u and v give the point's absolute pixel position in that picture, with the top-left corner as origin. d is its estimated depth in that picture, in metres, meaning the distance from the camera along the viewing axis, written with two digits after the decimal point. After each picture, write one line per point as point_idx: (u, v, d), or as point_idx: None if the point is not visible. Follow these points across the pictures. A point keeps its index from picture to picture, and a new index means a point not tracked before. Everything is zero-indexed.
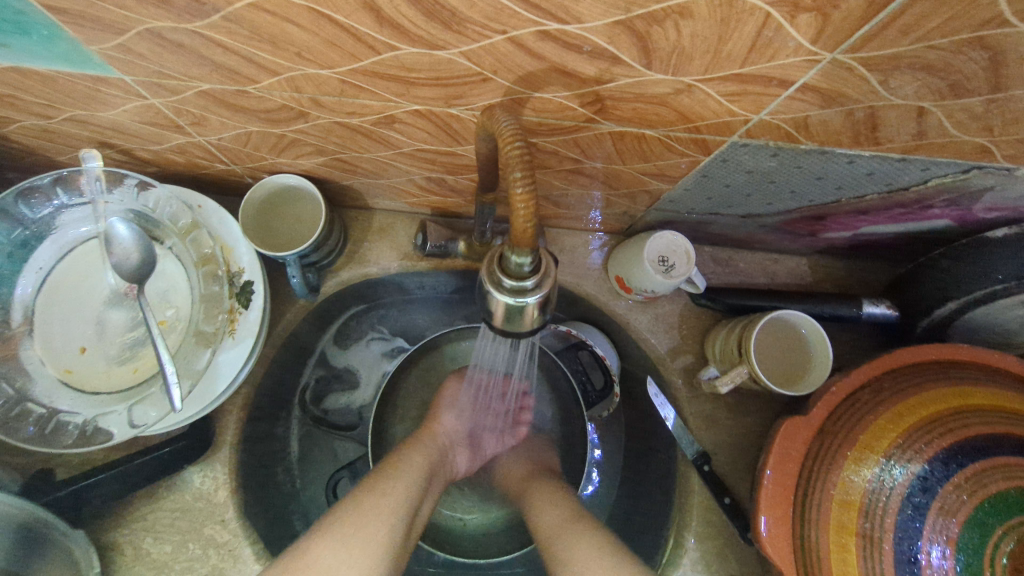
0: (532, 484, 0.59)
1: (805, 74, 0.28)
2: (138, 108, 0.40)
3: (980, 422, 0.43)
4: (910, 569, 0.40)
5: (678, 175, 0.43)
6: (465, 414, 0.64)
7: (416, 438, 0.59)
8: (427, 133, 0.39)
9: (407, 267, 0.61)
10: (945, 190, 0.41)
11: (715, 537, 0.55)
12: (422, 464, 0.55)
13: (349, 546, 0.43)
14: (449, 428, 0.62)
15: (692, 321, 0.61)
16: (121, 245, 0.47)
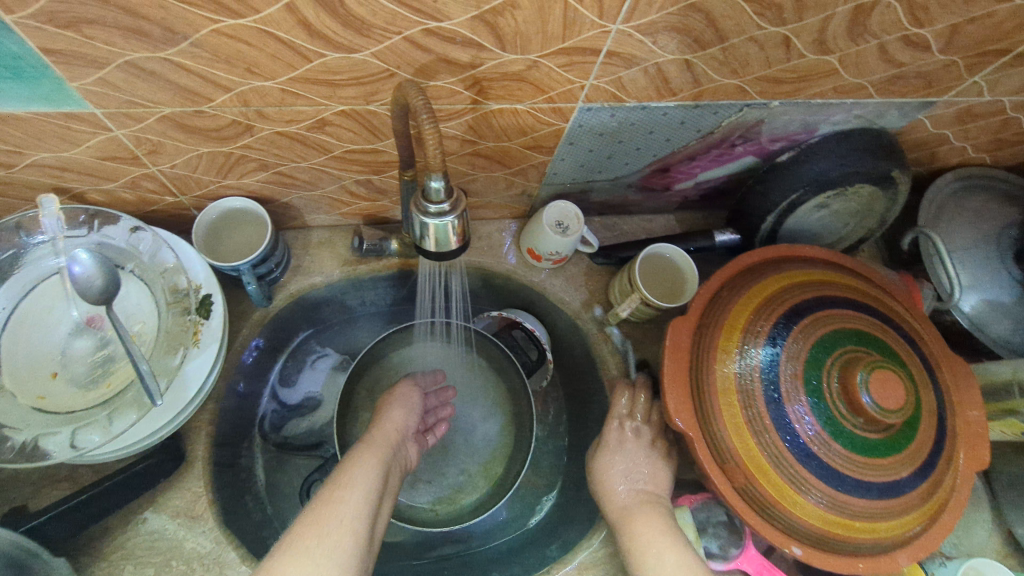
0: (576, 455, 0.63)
1: (605, 42, 0.42)
2: (101, 143, 0.47)
3: (802, 292, 0.57)
4: (778, 407, 0.52)
5: (551, 145, 0.57)
6: (409, 413, 0.66)
7: (364, 441, 0.60)
8: (352, 133, 0.50)
9: (348, 272, 0.70)
10: (736, 128, 0.57)
11: None
12: (371, 462, 0.56)
13: (315, 562, 0.44)
14: (397, 424, 0.64)
15: (596, 278, 0.74)
16: (84, 272, 0.52)
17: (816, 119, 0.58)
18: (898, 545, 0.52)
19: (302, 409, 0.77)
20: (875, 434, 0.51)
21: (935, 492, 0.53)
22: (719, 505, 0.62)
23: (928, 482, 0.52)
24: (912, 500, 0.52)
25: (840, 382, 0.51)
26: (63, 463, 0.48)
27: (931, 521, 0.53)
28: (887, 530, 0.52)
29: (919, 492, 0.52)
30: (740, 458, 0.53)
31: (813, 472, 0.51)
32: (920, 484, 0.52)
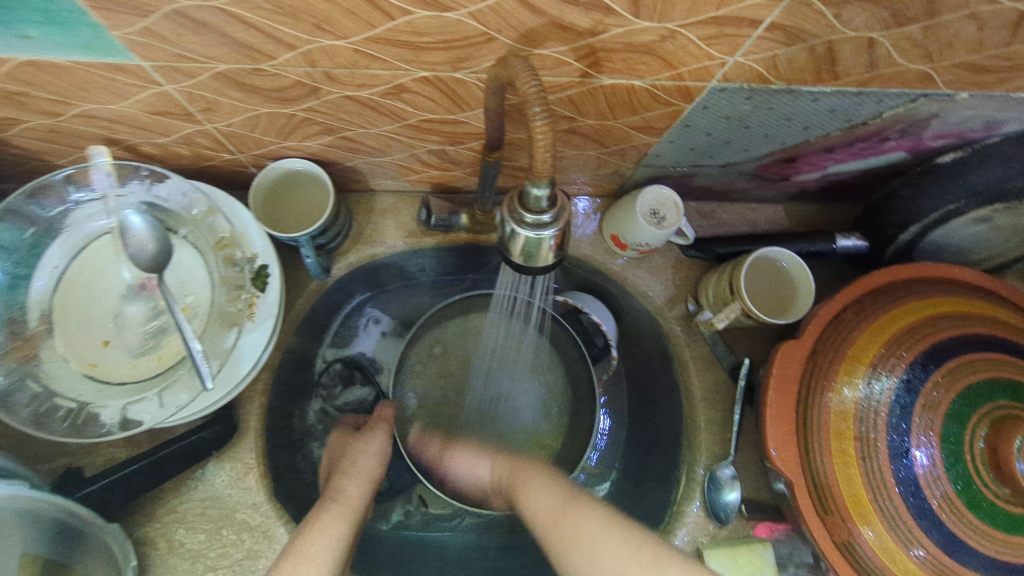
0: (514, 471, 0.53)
1: (771, 13, 0.32)
2: (151, 97, 0.41)
3: (950, 326, 0.48)
4: (903, 462, 0.45)
5: (663, 126, 0.47)
6: (383, 459, 0.57)
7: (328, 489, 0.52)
8: (433, 101, 0.42)
9: (412, 244, 0.64)
10: (898, 121, 0.46)
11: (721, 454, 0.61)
12: (337, 514, 0.48)
13: None
14: (370, 469, 0.55)
15: (685, 271, 0.66)
16: (136, 236, 0.48)
17: (1005, 115, 0.46)
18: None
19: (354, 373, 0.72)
20: (1019, 509, 0.44)
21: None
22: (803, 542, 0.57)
23: None
24: None
25: (988, 445, 0.44)
26: (116, 439, 0.46)
27: None
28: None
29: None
30: (847, 510, 0.46)
31: (938, 543, 0.44)
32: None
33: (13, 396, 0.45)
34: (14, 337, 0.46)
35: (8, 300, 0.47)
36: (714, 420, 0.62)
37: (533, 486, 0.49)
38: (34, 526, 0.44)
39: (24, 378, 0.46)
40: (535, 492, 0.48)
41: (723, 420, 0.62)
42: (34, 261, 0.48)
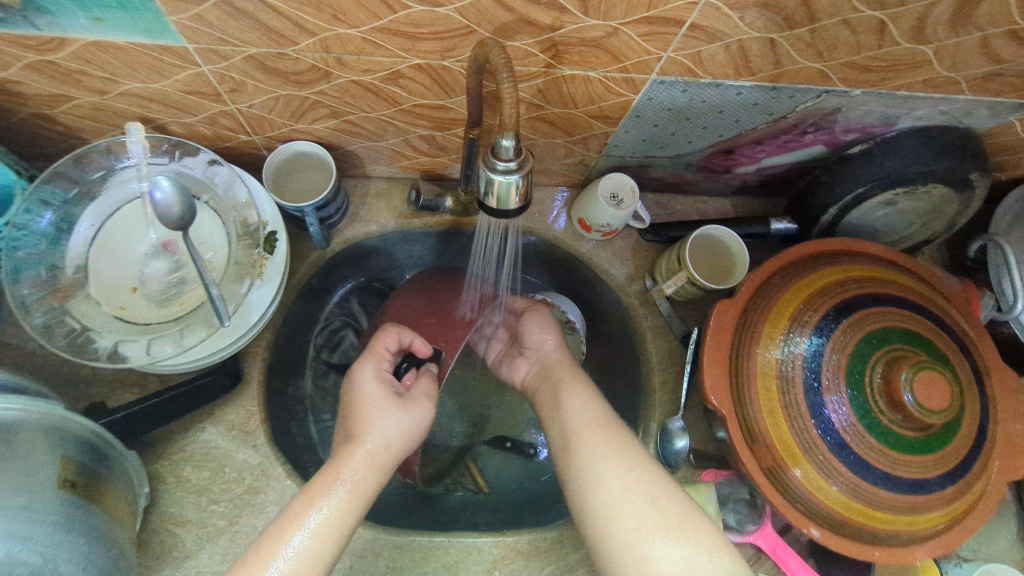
0: (563, 376, 0.66)
1: (690, 15, 0.41)
2: (189, 77, 0.49)
3: (855, 286, 0.57)
4: (815, 394, 0.54)
5: (617, 117, 0.56)
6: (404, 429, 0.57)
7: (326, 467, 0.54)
8: (424, 87, 0.51)
9: (402, 224, 0.73)
10: (811, 114, 0.56)
11: (670, 409, 0.70)
12: (316, 506, 0.50)
13: None
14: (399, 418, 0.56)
15: (643, 254, 0.74)
16: (164, 200, 0.55)
17: (897, 112, 0.56)
18: (919, 540, 0.55)
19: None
20: (910, 432, 0.52)
21: (967, 492, 0.54)
22: (742, 484, 0.65)
23: (955, 485, 0.53)
24: (938, 499, 0.53)
25: (883, 378, 0.53)
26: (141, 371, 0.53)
27: (952, 520, 0.54)
28: (907, 524, 0.54)
29: (954, 489, 0.53)
30: (770, 438, 0.55)
31: (842, 460, 0.53)
32: (951, 485, 0.53)
33: (52, 328, 0.52)
34: (54, 282, 0.54)
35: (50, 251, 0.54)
36: (667, 382, 0.70)
37: (571, 401, 0.62)
38: (64, 436, 0.48)
39: (62, 316, 0.53)
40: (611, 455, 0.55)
41: (675, 382, 0.71)
42: (75, 218, 0.56)
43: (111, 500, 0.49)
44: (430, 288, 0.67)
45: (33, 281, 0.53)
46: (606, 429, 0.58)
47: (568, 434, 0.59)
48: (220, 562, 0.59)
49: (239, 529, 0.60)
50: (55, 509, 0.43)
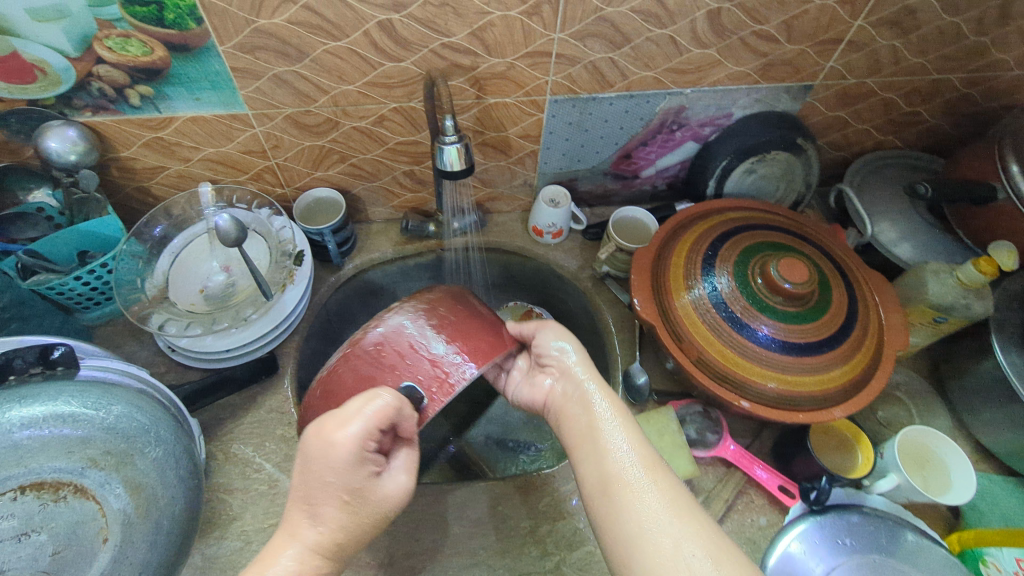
0: (595, 418, 0.59)
1: (554, 46, 0.68)
2: (246, 138, 0.75)
3: (731, 224, 0.78)
4: (715, 294, 0.71)
5: (536, 134, 0.82)
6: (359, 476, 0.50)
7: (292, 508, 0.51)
8: (401, 126, 0.77)
9: (398, 250, 0.94)
10: (668, 114, 0.81)
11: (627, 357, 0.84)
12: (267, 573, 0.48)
13: None
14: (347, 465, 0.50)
15: (587, 249, 0.94)
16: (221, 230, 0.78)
17: (726, 103, 0.81)
18: (833, 401, 0.67)
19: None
20: (792, 307, 0.68)
21: (858, 354, 0.68)
22: (694, 404, 0.79)
23: (841, 345, 0.68)
24: (831, 359, 0.67)
25: (761, 273, 0.70)
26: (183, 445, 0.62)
27: (851, 378, 0.68)
28: (817, 384, 0.67)
29: (844, 349, 0.68)
30: (691, 334, 0.70)
31: (748, 338, 0.68)
32: (840, 345, 0.68)
33: (145, 318, 0.73)
34: (149, 288, 0.76)
35: (145, 269, 0.77)
36: (623, 338, 0.86)
37: (608, 444, 0.57)
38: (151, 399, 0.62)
39: (153, 310, 0.74)
40: (647, 496, 0.52)
41: (629, 338, 0.86)
42: (163, 246, 0.80)
43: (181, 433, 0.62)
44: (432, 311, 0.59)
45: (134, 288, 0.75)
46: (649, 468, 0.55)
47: (607, 469, 0.55)
48: (262, 519, 0.70)
49: (278, 491, 0.72)
50: (151, 417, 0.58)
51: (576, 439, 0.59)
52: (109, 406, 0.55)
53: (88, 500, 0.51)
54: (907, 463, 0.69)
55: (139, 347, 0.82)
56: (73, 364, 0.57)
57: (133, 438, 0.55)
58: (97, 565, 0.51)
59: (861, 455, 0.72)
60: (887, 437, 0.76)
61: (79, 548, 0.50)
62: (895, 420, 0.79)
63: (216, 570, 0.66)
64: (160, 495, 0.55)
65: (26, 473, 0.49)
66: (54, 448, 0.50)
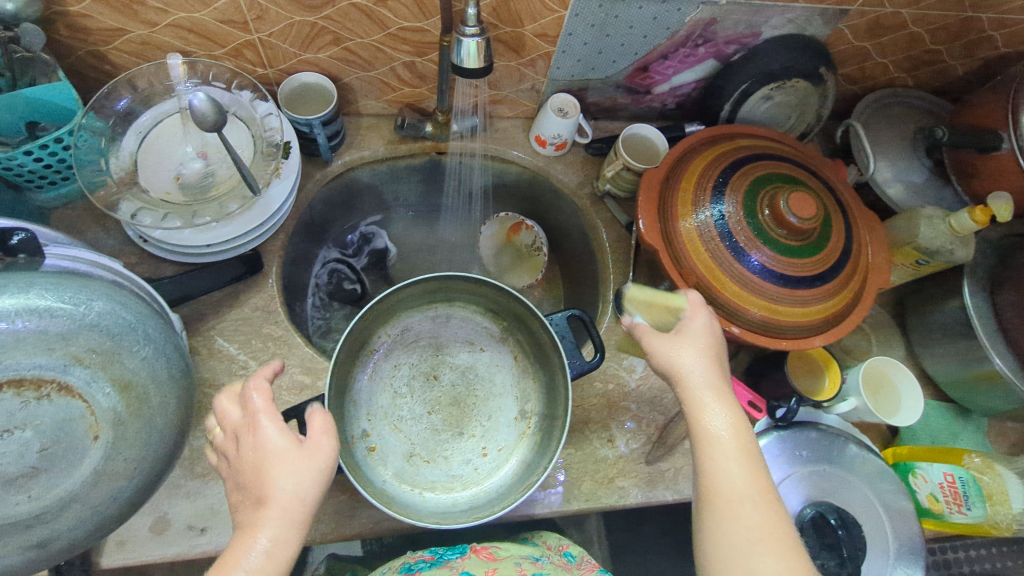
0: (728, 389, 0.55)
1: None
2: (225, 6, 0.65)
3: (744, 151, 0.76)
4: (721, 223, 0.71)
5: (554, 34, 0.74)
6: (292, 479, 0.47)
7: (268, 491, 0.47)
8: (407, 10, 0.68)
9: (390, 149, 0.88)
10: (696, 27, 0.75)
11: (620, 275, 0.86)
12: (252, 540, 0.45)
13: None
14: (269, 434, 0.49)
15: (589, 165, 0.91)
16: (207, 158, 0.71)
17: (758, 21, 0.76)
18: (814, 331, 0.72)
19: (348, 273, 0.99)
20: (794, 242, 0.70)
21: (844, 292, 0.72)
22: None
23: (832, 282, 0.71)
24: (820, 294, 0.71)
25: (770, 205, 0.70)
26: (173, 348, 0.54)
27: (833, 313, 0.72)
28: (803, 315, 0.71)
29: (834, 285, 0.71)
30: (692, 260, 0.72)
31: (747, 268, 0.70)
32: (831, 281, 0.71)
33: (114, 205, 0.67)
34: (116, 171, 0.69)
35: (107, 150, 0.69)
36: (619, 258, 0.86)
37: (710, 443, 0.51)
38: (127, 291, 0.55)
39: (122, 196, 0.68)
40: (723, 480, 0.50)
41: (623, 258, 0.86)
42: (129, 124, 0.71)
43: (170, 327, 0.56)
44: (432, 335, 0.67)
45: (97, 170, 0.67)
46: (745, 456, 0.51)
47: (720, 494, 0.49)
48: None
49: (265, 389, 0.72)
50: (139, 310, 0.51)
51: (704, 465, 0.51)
52: (89, 301, 0.48)
53: (74, 398, 0.46)
54: (866, 387, 0.76)
55: (104, 234, 0.74)
56: (38, 253, 0.52)
57: (117, 335, 0.48)
58: (89, 461, 0.47)
59: (827, 379, 0.79)
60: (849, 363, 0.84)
61: (70, 445, 0.46)
62: (855, 350, 0.87)
63: (205, 461, 0.67)
64: (151, 392, 0.49)
65: (1, 368, 0.44)
66: (31, 344, 0.45)
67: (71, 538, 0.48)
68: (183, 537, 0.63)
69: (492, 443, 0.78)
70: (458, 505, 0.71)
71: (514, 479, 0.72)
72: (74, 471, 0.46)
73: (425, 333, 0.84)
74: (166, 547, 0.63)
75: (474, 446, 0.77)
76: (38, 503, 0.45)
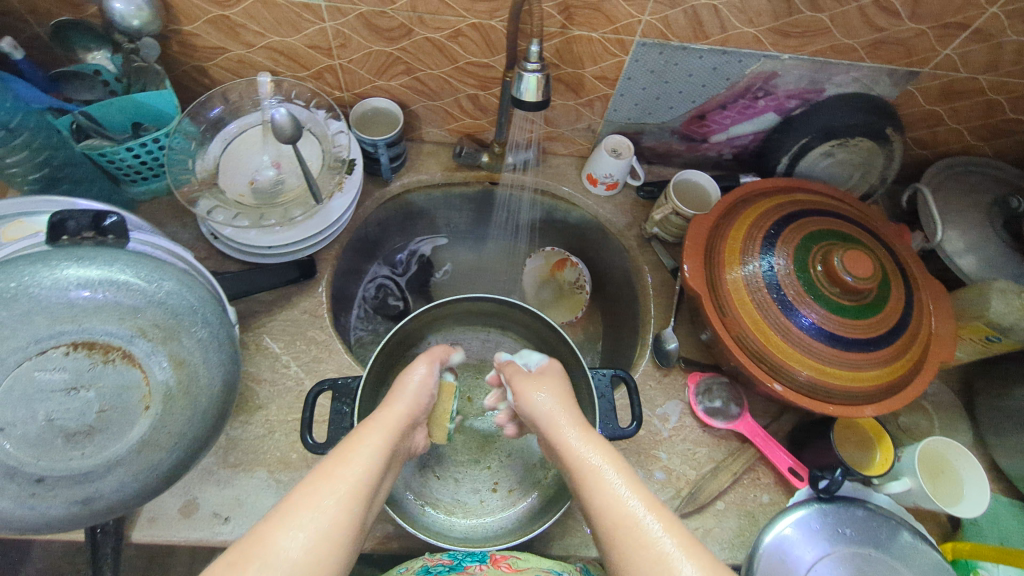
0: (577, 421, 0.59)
1: None
2: (314, 32, 0.71)
3: (800, 205, 0.75)
4: (770, 274, 0.69)
5: (613, 77, 0.77)
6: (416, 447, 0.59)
7: (341, 448, 0.51)
8: (477, 45, 0.72)
9: (447, 175, 0.92)
10: (756, 79, 0.76)
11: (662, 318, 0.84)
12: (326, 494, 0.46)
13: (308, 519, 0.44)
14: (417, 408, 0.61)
15: (639, 207, 0.92)
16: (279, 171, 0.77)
17: (821, 77, 0.75)
18: (865, 399, 0.67)
19: (394, 290, 1.03)
20: (847, 301, 0.67)
21: (902, 360, 0.67)
22: (714, 378, 0.79)
23: (889, 348, 0.67)
24: (873, 359, 0.66)
25: (823, 261, 0.67)
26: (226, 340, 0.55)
27: (887, 381, 0.67)
28: (853, 380, 0.66)
29: (889, 351, 0.67)
30: (735, 309, 0.69)
31: (794, 323, 0.67)
32: (887, 347, 0.67)
33: (193, 201, 0.72)
34: (200, 172, 0.75)
35: (195, 152, 0.76)
36: (661, 301, 0.85)
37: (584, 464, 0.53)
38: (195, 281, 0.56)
39: (201, 195, 0.74)
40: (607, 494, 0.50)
41: (666, 302, 0.85)
42: (218, 131, 0.78)
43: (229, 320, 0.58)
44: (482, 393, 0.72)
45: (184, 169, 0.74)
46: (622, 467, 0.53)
47: (619, 524, 0.48)
48: (287, 412, 0.72)
49: (303, 389, 0.74)
50: (205, 296, 0.54)
51: (601, 518, 0.49)
52: (161, 280, 0.50)
53: (134, 367, 0.48)
54: (922, 470, 0.70)
55: (182, 229, 0.81)
56: (125, 236, 0.53)
57: (180, 315, 0.50)
58: (138, 430, 0.48)
59: (878, 455, 0.73)
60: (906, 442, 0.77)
61: (124, 409, 0.47)
62: (914, 428, 0.80)
63: (239, 452, 0.69)
64: (202, 375, 0.51)
65: (79, 331, 0.46)
66: (106, 311, 0.47)
67: (113, 498, 0.48)
68: (207, 524, 0.65)
69: (505, 481, 0.75)
70: (454, 531, 0.69)
71: (514, 526, 0.70)
72: (123, 436, 0.47)
73: (473, 352, 0.87)
74: (192, 529, 0.64)
75: (487, 478, 0.76)
76: (89, 461, 0.46)
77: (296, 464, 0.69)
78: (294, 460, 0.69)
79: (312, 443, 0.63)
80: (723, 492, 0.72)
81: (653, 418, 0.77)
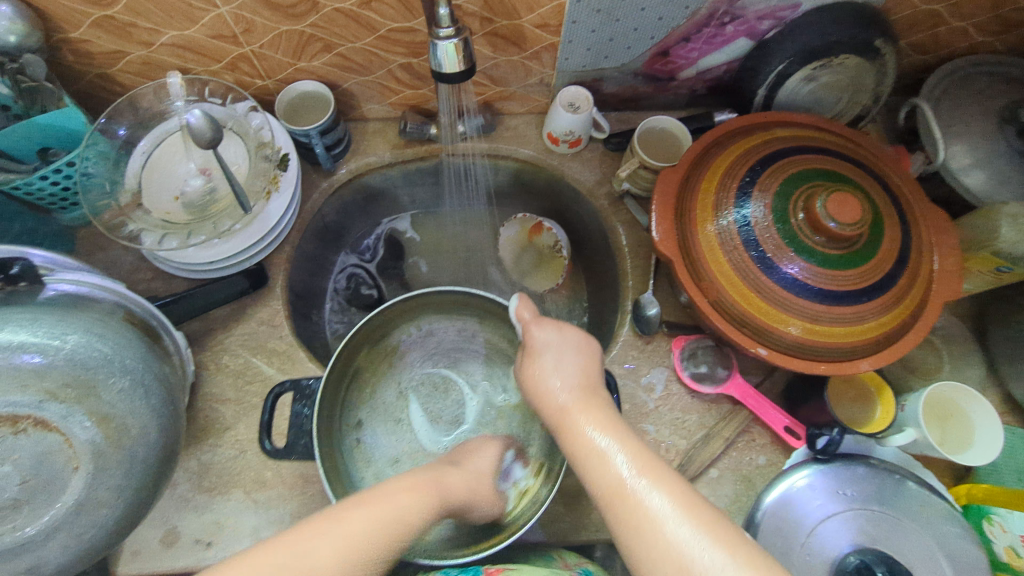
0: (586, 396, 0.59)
1: None
2: (212, 21, 0.64)
3: (779, 143, 0.67)
4: (745, 230, 0.62)
5: (556, 24, 0.68)
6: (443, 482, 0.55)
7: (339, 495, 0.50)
8: (394, 9, 0.64)
9: (397, 153, 0.85)
10: (719, 4, 0.66)
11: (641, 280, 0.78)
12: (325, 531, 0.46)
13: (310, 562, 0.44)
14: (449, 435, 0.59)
15: (608, 161, 0.84)
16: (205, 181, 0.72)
17: None
18: (861, 353, 0.62)
19: (365, 278, 0.98)
20: (833, 251, 0.60)
21: (899, 305, 0.61)
22: (699, 340, 0.75)
23: (885, 295, 0.61)
24: (866, 310, 0.61)
25: (804, 209, 0.60)
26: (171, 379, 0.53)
27: (881, 331, 0.61)
28: (847, 335, 0.61)
29: (884, 300, 0.61)
30: (711, 272, 0.63)
31: (775, 281, 0.61)
32: (880, 295, 0.61)
33: (117, 227, 0.68)
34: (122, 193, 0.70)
35: (115, 170, 0.71)
36: (639, 263, 0.79)
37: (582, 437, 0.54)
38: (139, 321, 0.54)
39: (125, 220, 0.69)
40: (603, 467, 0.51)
41: (644, 263, 0.79)
42: (133, 146, 0.72)
43: (163, 361, 0.55)
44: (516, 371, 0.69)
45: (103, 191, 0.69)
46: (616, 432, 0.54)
47: (619, 504, 0.48)
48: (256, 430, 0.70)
49: None
50: (121, 336, 0.51)
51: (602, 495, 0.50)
52: (64, 335, 0.47)
53: (51, 431, 0.45)
54: (927, 417, 0.66)
55: (123, 252, 0.76)
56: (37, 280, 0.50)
57: (94, 368, 0.47)
58: (71, 492, 0.46)
59: (879, 409, 0.69)
60: (909, 386, 0.73)
61: (51, 475, 0.45)
62: (920, 368, 0.75)
63: (212, 476, 0.68)
64: (131, 424, 0.48)
65: None
66: (5, 379, 0.44)
67: (60, 564, 0.47)
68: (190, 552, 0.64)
69: None
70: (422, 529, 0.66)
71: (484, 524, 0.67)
72: (57, 502, 0.45)
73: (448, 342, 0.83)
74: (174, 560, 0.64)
75: None
76: (23, 532, 0.44)
77: (272, 482, 0.67)
78: (269, 478, 0.68)
79: (269, 448, 0.66)
80: (717, 459, 0.69)
81: (638, 389, 0.73)
